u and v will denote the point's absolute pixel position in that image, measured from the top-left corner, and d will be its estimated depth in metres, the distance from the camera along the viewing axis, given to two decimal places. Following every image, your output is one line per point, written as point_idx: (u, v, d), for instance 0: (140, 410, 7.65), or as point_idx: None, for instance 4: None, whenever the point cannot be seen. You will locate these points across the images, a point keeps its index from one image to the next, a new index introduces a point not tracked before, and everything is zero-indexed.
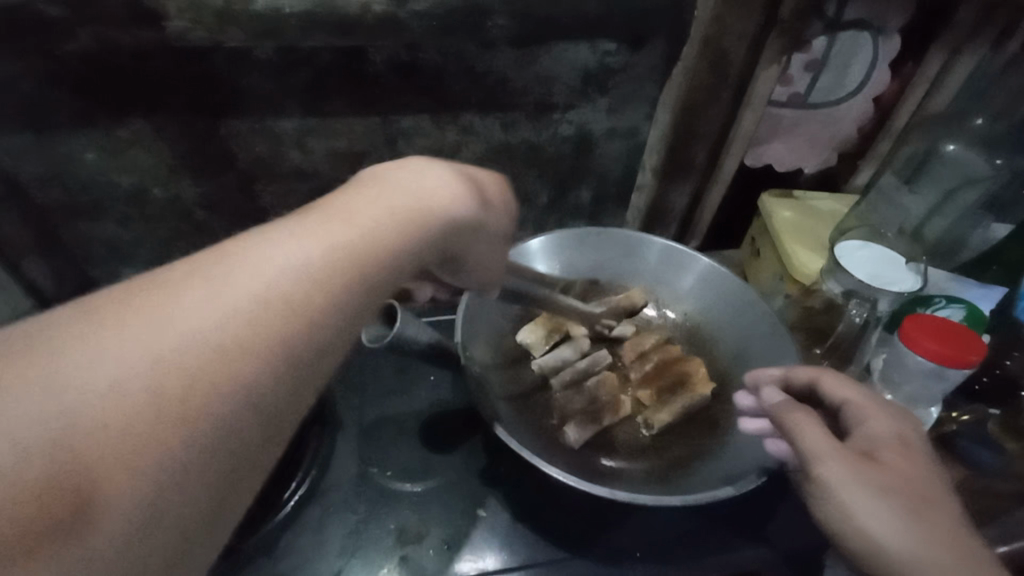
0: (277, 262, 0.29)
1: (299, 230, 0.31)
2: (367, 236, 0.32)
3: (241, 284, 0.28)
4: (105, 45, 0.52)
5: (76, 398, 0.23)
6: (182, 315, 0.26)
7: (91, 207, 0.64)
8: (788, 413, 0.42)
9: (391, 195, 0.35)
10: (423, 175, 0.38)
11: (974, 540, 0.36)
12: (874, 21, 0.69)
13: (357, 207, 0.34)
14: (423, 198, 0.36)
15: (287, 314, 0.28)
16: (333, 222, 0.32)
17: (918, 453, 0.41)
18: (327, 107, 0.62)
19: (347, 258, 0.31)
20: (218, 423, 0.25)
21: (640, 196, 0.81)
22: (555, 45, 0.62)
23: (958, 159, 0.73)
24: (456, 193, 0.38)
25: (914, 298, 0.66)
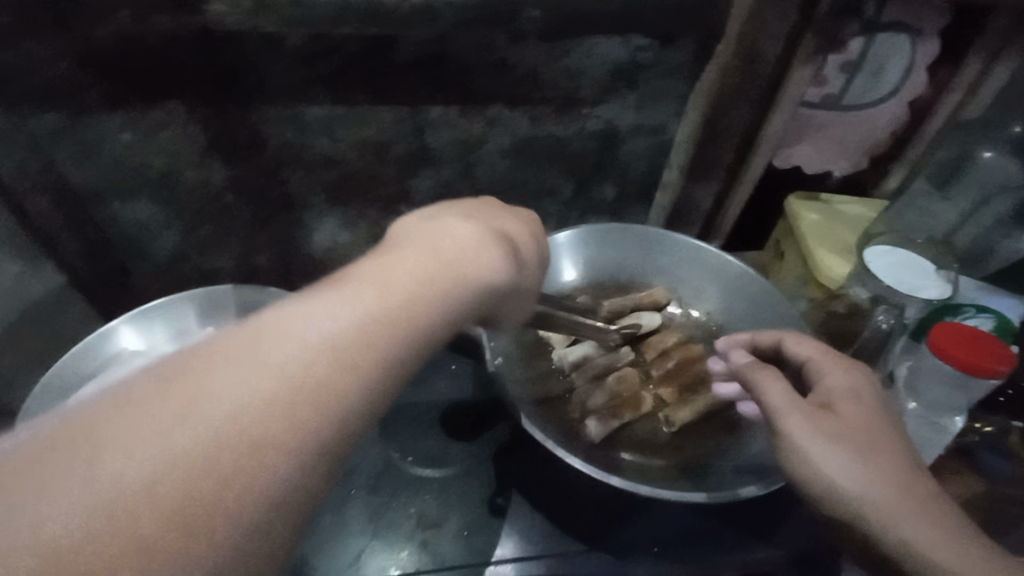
0: (323, 321, 0.28)
1: (343, 288, 0.30)
2: (411, 290, 0.31)
3: (279, 360, 0.26)
4: (145, 27, 0.53)
5: (128, 476, 0.22)
6: (217, 397, 0.25)
7: (123, 187, 0.65)
8: (752, 373, 0.45)
9: (430, 257, 0.34)
10: (460, 234, 0.37)
11: (923, 481, 0.38)
12: (912, 23, 0.68)
13: (398, 261, 0.33)
14: (462, 260, 0.35)
15: (327, 392, 0.26)
16: (376, 278, 0.31)
17: (872, 401, 0.42)
18: (357, 95, 0.62)
19: (388, 328, 0.29)
20: (253, 506, 0.23)
21: (665, 194, 0.80)
22: (586, 39, 0.62)
23: (992, 168, 0.71)
24: (494, 245, 0.38)
25: (942, 306, 0.65)
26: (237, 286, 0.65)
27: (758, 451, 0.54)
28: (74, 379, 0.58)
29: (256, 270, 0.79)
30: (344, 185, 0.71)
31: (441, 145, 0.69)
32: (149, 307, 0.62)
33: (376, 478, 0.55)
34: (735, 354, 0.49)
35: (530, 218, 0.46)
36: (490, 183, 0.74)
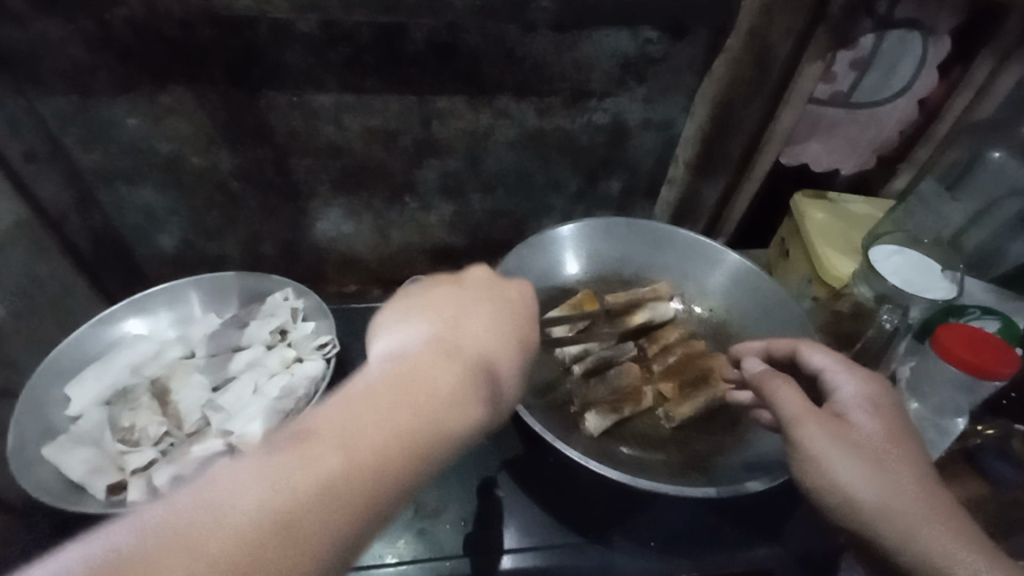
0: (272, 497, 0.28)
1: (301, 452, 0.30)
2: (369, 458, 0.30)
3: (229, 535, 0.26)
4: (154, 11, 0.53)
5: None
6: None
7: (130, 171, 0.66)
8: (768, 380, 0.45)
9: (404, 403, 0.33)
10: (440, 370, 0.36)
11: (937, 487, 0.38)
12: (925, 21, 0.67)
13: (363, 417, 0.32)
14: (438, 405, 0.34)
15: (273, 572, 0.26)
16: (336, 444, 0.30)
17: (889, 412, 0.42)
18: (365, 84, 0.62)
19: (345, 499, 0.29)
20: None
21: (670, 189, 0.81)
22: (596, 31, 0.61)
23: (1002, 169, 0.70)
24: (473, 390, 0.36)
25: (948, 307, 0.65)
26: (240, 274, 0.64)
27: (760, 447, 0.54)
28: (76, 360, 0.58)
29: (260, 259, 0.79)
30: (350, 174, 0.71)
31: (448, 136, 0.69)
32: (153, 292, 0.62)
33: None
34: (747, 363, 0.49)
35: (527, 320, 0.43)
36: (496, 175, 0.74)
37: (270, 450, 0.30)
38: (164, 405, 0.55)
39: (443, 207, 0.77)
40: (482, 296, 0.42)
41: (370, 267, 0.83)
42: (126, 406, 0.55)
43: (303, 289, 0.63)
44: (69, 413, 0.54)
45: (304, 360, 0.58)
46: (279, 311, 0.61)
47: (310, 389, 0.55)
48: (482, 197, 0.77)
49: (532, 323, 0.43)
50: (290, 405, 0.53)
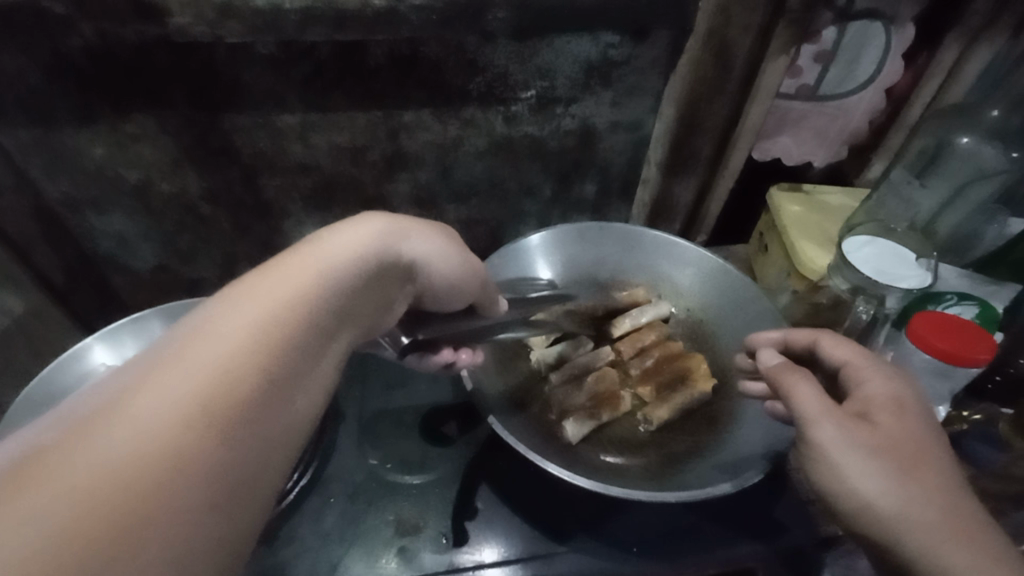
0: (246, 311, 0.30)
1: (262, 282, 0.32)
2: (286, 301, 0.31)
3: (203, 350, 0.28)
4: (108, 40, 0.53)
5: (93, 459, 0.23)
6: (150, 394, 0.26)
7: (99, 199, 0.65)
8: (785, 375, 0.44)
9: (334, 249, 0.36)
10: (357, 229, 0.39)
11: (966, 500, 0.37)
12: (886, 11, 0.67)
13: (267, 277, 0.32)
14: (363, 250, 0.38)
15: (255, 365, 0.28)
16: (245, 302, 0.31)
17: (914, 415, 0.41)
18: (328, 102, 0.62)
19: (300, 308, 0.32)
20: (217, 463, 0.25)
21: (645, 190, 0.80)
22: (555, 38, 0.61)
23: (972, 153, 0.70)
24: (372, 244, 0.38)
25: (925, 295, 0.64)
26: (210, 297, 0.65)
27: (737, 445, 0.54)
28: (49, 398, 0.58)
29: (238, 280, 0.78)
30: (322, 191, 0.70)
31: (417, 149, 0.69)
32: (121, 324, 0.62)
33: (356, 485, 0.54)
34: (762, 354, 0.49)
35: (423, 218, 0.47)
36: (468, 184, 0.74)
37: (216, 305, 0.31)
38: None
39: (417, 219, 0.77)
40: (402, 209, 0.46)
41: None
42: None
43: None
44: None
45: None
46: None
47: None
48: (456, 207, 0.76)
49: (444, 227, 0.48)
50: None
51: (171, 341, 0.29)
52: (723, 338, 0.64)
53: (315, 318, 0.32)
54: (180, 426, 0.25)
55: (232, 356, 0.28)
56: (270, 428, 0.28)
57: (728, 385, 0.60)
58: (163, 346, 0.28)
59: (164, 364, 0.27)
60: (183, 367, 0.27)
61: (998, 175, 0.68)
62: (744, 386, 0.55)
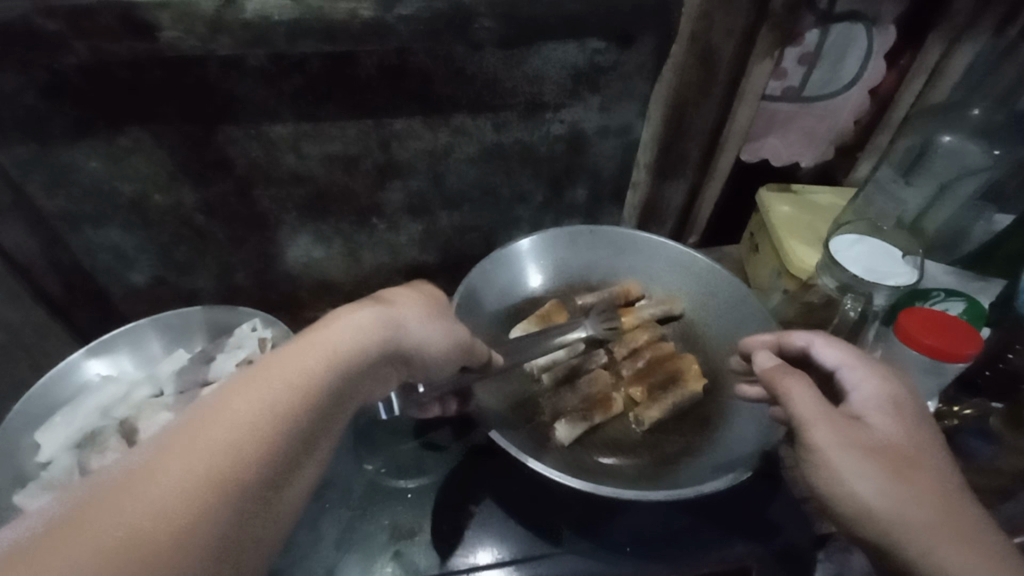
0: (253, 397, 0.33)
1: (269, 367, 0.35)
2: (287, 386, 0.34)
3: (215, 432, 0.31)
4: (102, 57, 0.54)
5: (110, 535, 0.26)
6: (165, 473, 0.29)
7: (95, 213, 0.66)
8: (780, 377, 0.45)
9: (336, 336, 0.39)
10: (359, 316, 0.41)
11: (960, 500, 0.38)
12: (867, 13, 0.68)
13: (271, 363, 0.36)
14: (363, 338, 0.40)
15: (258, 447, 0.31)
16: (249, 386, 0.34)
17: (907, 417, 0.42)
18: (319, 112, 0.63)
19: (302, 394, 0.35)
20: (217, 542, 0.28)
21: (636, 193, 0.81)
22: (542, 45, 0.62)
23: (957, 151, 0.70)
24: (367, 321, 0.41)
25: (912, 292, 0.65)
26: (206, 306, 0.64)
27: (727, 445, 0.55)
28: (43, 411, 0.59)
29: (235, 290, 0.79)
30: (316, 200, 0.71)
31: (409, 157, 0.69)
32: (111, 337, 0.62)
33: (352, 491, 0.55)
34: (758, 356, 0.49)
35: (407, 285, 0.49)
36: (460, 191, 0.75)
37: (229, 387, 0.33)
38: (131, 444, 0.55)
39: (411, 226, 0.77)
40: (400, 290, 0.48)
41: (346, 291, 0.83)
42: (94, 449, 0.55)
43: (270, 319, 0.63)
44: (39, 460, 0.56)
45: None
46: (246, 342, 0.61)
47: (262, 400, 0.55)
48: (449, 214, 0.77)
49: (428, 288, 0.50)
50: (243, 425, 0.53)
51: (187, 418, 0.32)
52: (714, 338, 0.65)
53: (313, 400, 0.35)
54: (185, 506, 0.28)
55: (235, 441, 0.31)
56: (267, 513, 0.31)
57: (720, 386, 0.61)
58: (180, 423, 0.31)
59: (180, 444, 0.30)
60: (193, 451, 0.30)
61: (984, 172, 0.69)
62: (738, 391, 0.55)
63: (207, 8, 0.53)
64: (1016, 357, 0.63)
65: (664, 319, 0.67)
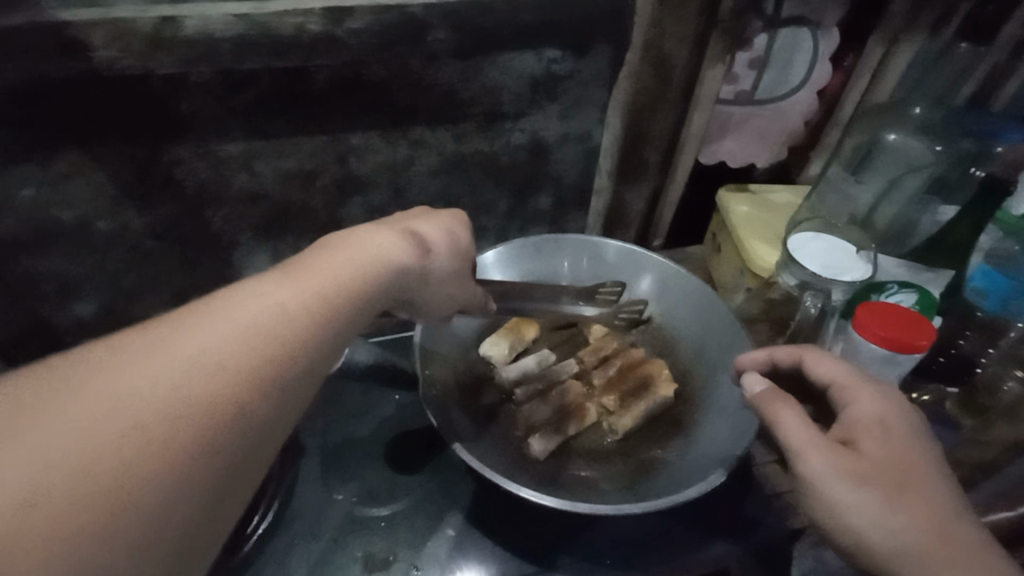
0: (279, 294, 0.34)
1: (294, 272, 0.36)
2: (312, 293, 0.35)
3: (240, 319, 0.32)
4: (30, 79, 0.51)
5: (134, 397, 0.28)
6: (189, 347, 0.30)
7: (31, 244, 0.62)
8: (771, 406, 0.46)
9: (361, 253, 0.40)
10: (383, 235, 0.42)
11: (955, 519, 0.40)
12: (812, 17, 0.70)
13: (297, 270, 0.37)
14: (385, 257, 0.41)
15: (279, 339, 0.32)
16: (273, 288, 0.35)
17: (900, 437, 0.44)
18: (272, 129, 0.61)
19: (322, 298, 0.35)
20: (231, 417, 0.29)
21: (600, 199, 0.81)
22: (499, 55, 0.62)
23: (902, 148, 0.73)
24: (395, 251, 0.42)
25: (867, 285, 0.67)
26: None
27: (699, 449, 0.55)
28: None
29: None
30: (273, 219, 0.69)
31: (368, 171, 0.68)
32: None
33: (323, 522, 0.53)
34: (747, 378, 0.50)
35: (439, 219, 0.48)
36: (423, 204, 0.74)
37: (257, 284, 0.35)
38: None
39: None
40: (417, 216, 0.48)
41: None
42: None
43: None
44: None
45: None
46: None
47: None
48: None
49: (456, 220, 0.50)
50: None
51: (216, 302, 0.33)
52: (682, 342, 0.65)
53: (334, 315, 0.36)
54: (198, 385, 0.29)
55: (253, 334, 0.32)
56: (281, 403, 0.32)
57: (689, 391, 0.62)
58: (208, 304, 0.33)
59: (207, 322, 0.32)
60: (216, 332, 0.31)
61: (928, 168, 0.72)
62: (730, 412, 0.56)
63: (145, 25, 0.50)
64: (966, 343, 0.68)
65: (631, 325, 0.68)
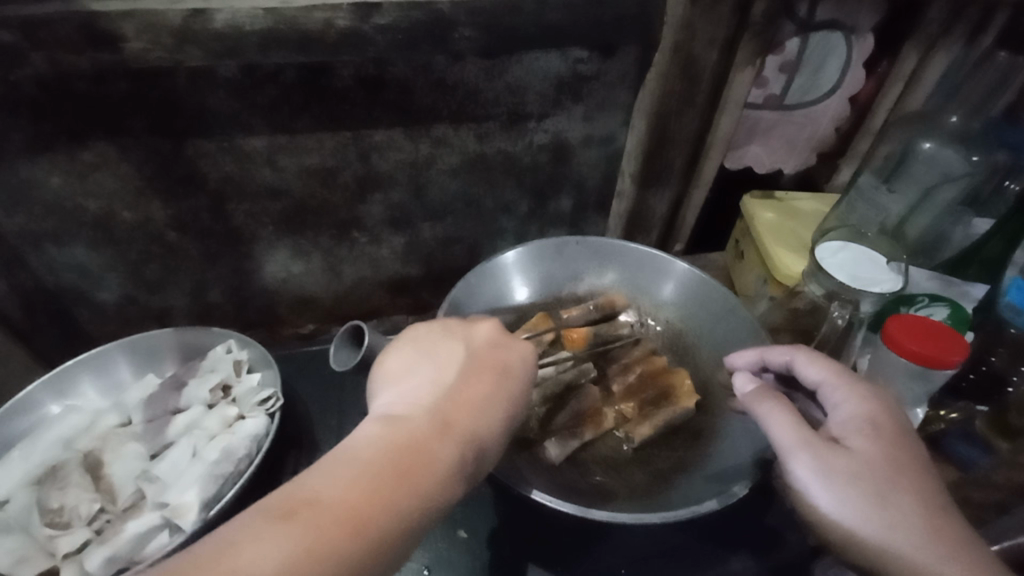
0: (355, 482, 0.34)
1: (366, 453, 0.36)
2: (368, 532, 0.33)
3: (315, 516, 0.32)
4: (61, 69, 0.51)
5: None
6: (262, 548, 0.30)
7: (58, 232, 0.62)
8: (760, 405, 0.46)
9: (434, 425, 0.39)
10: (458, 398, 0.41)
11: (945, 516, 0.40)
12: (846, 22, 0.69)
13: (357, 484, 0.34)
14: (460, 431, 0.39)
15: (349, 537, 0.32)
16: (329, 520, 0.32)
17: (890, 436, 0.43)
18: (296, 125, 0.61)
19: (395, 487, 0.35)
20: None
21: (621, 203, 0.80)
22: (525, 54, 0.61)
23: (935, 158, 0.70)
24: (460, 475, 0.37)
25: (897, 298, 0.66)
26: (176, 329, 0.65)
27: (719, 461, 0.54)
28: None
29: (210, 308, 0.76)
30: (293, 215, 0.69)
31: (389, 168, 0.68)
32: (74, 365, 0.62)
33: None
34: (738, 379, 0.50)
35: (516, 395, 0.43)
36: (442, 204, 0.73)
37: (338, 469, 0.35)
38: (96, 480, 0.56)
39: (393, 239, 0.75)
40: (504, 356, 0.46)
41: (326, 306, 0.81)
42: (53, 486, 0.55)
43: (245, 341, 0.64)
44: None
45: (246, 418, 0.59)
46: (220, 365, 0.62)
47: (252, 448, 0.56)
48: (431, 225, 0.75)
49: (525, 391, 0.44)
50: (230, 468, 0.54)
51: (297, 493, 0.34)
52: (703, 349, 0.65)
53: (383, 556, 0.33)
54: None
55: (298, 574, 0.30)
56: None
57: (711, 401, 0.61)
58: (288, 494, 0.34)
59: (286, 517, 0.32)
60: (291, 530, 0.31)
61: (963, 178, 0.69)
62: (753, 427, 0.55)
63: (174, 18, 0.51)
64: (998, 360, 0.65)
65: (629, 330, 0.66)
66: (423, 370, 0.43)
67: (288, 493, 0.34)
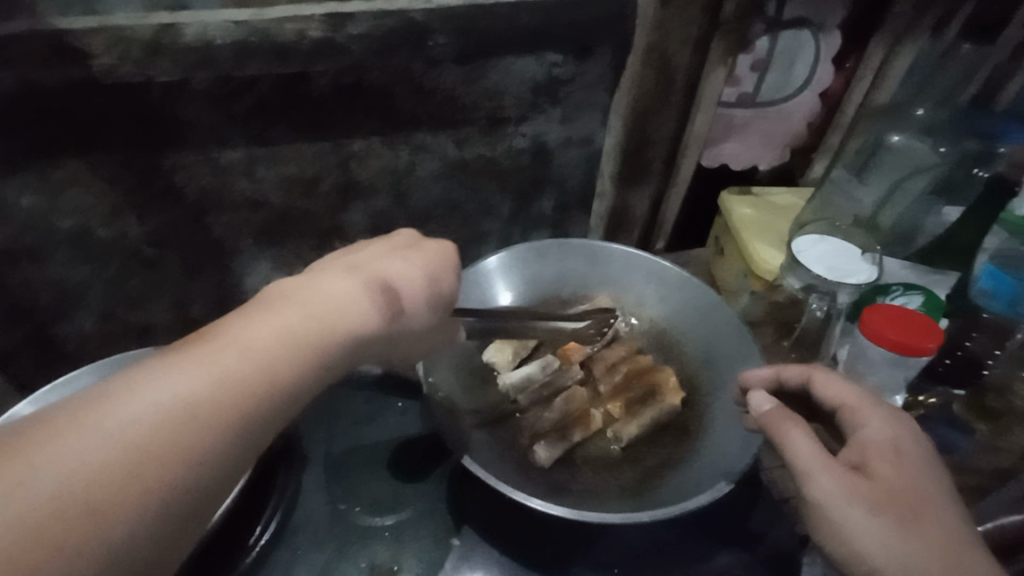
0: (260, 335, 0.35)
1: (273, 312, 0.36)
2: (268, 352, 0.34)
3: (216, 361, 0.33)
4: (28, 87, 0.50)
5: (102, 444, 0.29)
6: (155, 388, 0.31)
7: (32, 252, 0.61)
8: (780, 427, 0.45)
9: (351, 295, 0.38)
10: (374, 279, 0.40)
11: (965, 548, 0.40)
12: (814, 19, 0.70)
13: (266, 338, 0.35)
14: (376, 304, 0.39)
15: (253, 384, 0.33)
16: (219, 347, 0.34)
17: (910, 463, 0.44)
18: (272, 135, 0.60)
19: (307, 337, 0.36)
20: (201, 462, 0.31)
21: (602, 203, 0.80)
22: (501, 59, 0.62)
23: (905, 151, 0.74)
24: (367, 302, 0.39)
25: (872, 288, 0.67)
26: None
27: (707, 455, 0.55)
28: None
29: (193, 322, 0.75)
30: (274, 225, 0.68)
31: (370, 176, 0.67)
32: None
33: (326, 532, 0.52)
34: (754, 396, 0.49)
35: (426, 258, 0.44)
36: (424, 210, 0.73)
37: (241, 326, 0.35)
38: None
39: None
40: (420, 245, 0.45)
41: None
42: None
43: None
44: None
45: None
46: None
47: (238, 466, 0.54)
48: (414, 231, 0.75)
49: (446, 280, 0.44)
50: None
51: (193, 344, 0.34)
52: (688, 344, 0.66)
53: (297, 375, 0.35)
54: (126, 477, 0.29)
55: (199, 412, 0.31)
56: (246, 447, 0.33)
57: (697, 397, 0.61)
58: (186, 346, 0.34)
59: (184, 362, 0.33)
60: (187, 374, 0.32)
61: (932, 169, 0.72)
62: (737, 422, 0.55)
63: (144, 31, 0.50)
64: (974, 344, 0.65)
65: (611, 339, 0.67)
66: (338, 257, 0.42)
67: (186, 346, 0.34)
